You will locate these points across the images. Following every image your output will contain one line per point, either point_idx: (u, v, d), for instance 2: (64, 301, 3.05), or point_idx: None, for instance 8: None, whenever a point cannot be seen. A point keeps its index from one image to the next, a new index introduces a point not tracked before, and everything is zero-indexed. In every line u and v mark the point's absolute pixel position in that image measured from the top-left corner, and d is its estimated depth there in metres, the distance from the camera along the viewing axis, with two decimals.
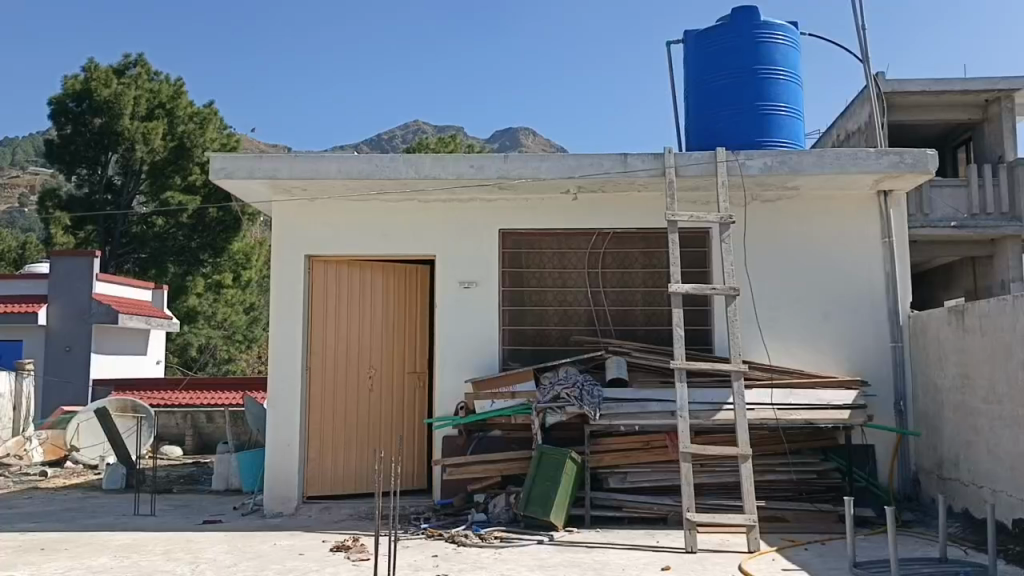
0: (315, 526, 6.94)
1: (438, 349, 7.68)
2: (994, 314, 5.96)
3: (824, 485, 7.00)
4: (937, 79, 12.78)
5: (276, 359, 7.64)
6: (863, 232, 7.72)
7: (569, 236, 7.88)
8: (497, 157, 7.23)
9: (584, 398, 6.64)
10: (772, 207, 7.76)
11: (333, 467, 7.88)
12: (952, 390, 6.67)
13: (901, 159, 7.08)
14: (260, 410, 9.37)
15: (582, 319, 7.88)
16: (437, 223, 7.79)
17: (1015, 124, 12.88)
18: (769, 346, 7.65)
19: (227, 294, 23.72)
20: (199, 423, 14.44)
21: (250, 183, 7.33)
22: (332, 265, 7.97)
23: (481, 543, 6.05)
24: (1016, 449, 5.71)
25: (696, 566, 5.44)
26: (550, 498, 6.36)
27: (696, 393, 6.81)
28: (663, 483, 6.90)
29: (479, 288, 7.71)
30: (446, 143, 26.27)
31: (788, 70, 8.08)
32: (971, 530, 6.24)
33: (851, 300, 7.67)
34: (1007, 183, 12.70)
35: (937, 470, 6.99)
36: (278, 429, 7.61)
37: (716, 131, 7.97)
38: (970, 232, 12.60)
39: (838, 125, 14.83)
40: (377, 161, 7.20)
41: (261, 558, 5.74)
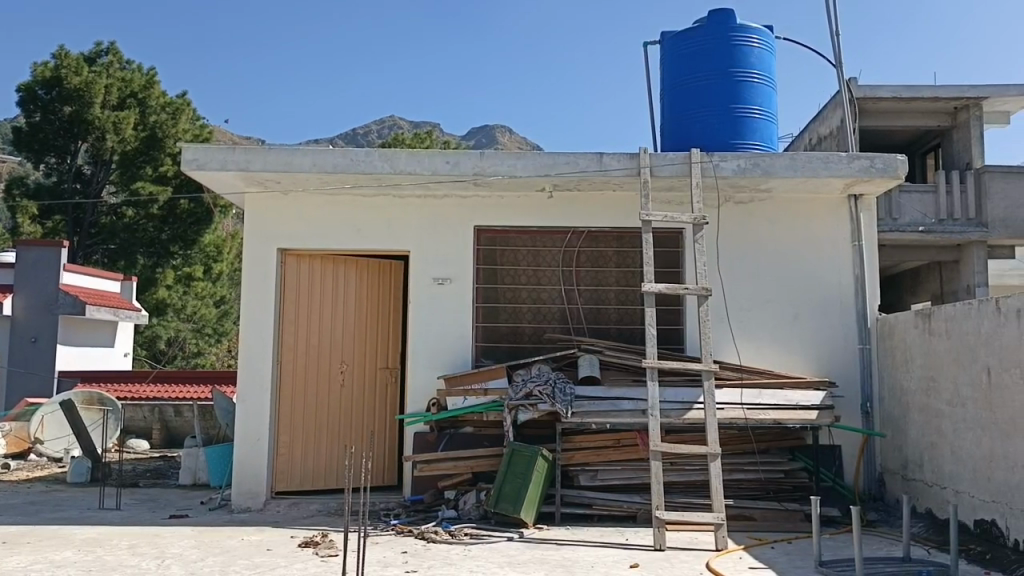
0: (284, 522, 6.90)
1: (410, 345, 7.66)
2: (960, 317, 6.06)
3: (792, 485, 7.08)
4: (907, 86, 12.98)
5: (247, 353, 7.58)
6: (834, 235, 7.82)
7: (545, 234, 7.87)
8: (473, 153, 7.21)
9: (556, 396, 6.68)
10: (745, 209, 7.83)
11: (303, 462, 7.82)
12: (917, 392, 6.78)
13: (872, 164, 7.17)
14: (229, 405, 9.27)
15: (556, 318, 7.89)
16: (412, 218, 7.76)
17: (982, 132, 13.10)
18: (740, 348, 7.71)
19: (197, 287, 23.29)
20: (167, 417, 14.38)
21: (222, 175, 7.25)
22: (305, 260, 7.90)
23: (451, 540, 6.05)
24: (979, 451, 5.81)
25: (665, 565, 5.47)
26: (521, 495, 6.38)
27: (668, 392, 6.85)
28: (633, 482, 6.95)
29: (453, 285, 7.70)
30: (423, 139, 26.14)
31: (762, 73, 8.16)
32: (934, 530, 6.34)
33: (821, 302, 7.77)
34: (974, 190, 12.92)
35: (902, 470, 7.10)
36: (248, 424, 7.54)
37: (692, 133, 8.02)
38: (937, 237, 12.79)
39: (810, 129, 15.02)
40: (353, 156, 7.17)
41: (228, 554, 5.69)
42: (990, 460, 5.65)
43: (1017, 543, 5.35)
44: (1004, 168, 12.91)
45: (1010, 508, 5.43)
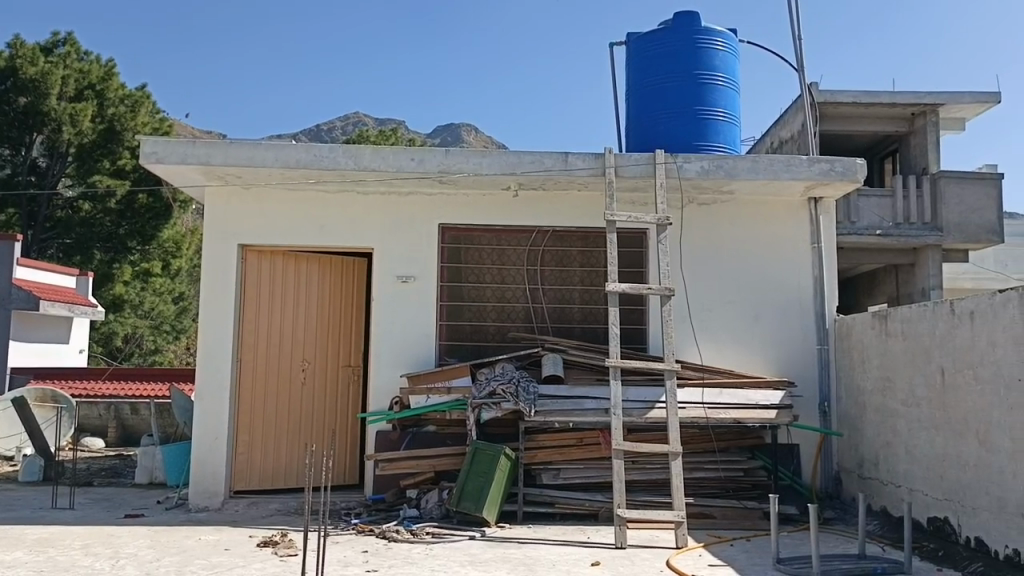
0: (242, 521, 6.81)
1: (373, 344, 7.60)
2: (915, 319, 6.19)
3: (750, 484, 7.17)
4: (867, 92, 13.20)
5: (206, 350, 7.46)
6: (794, 237, 7.93)
7: (509, 233, 7.86)
8: (438, 151, 7.17)
9: (519, 395, 6.67)
10: (708, 210, 7.91)
11: (262, 462, 7.73)
12: (874, 393, 6.90)
13: (832, 168, 7.28)
14: (187, 403, 9.08)
15: (520, 317, 7.89)
16: (376, 216, 7.70)
17: (938, 138, 13.38)
18: (702, 348, 7.78)
19: (155, 284, 22.88)
20: (123, 415, 14.08)
21: (182, 168, 7.13)
22: (266, 256, 7.81)
23: (413, 539, 6.01)
24: (932, 450, 5.94)
25: (625, 563, 5.49)
26: (483, 494, 6.36)
27: (631, 392, 6.89)
28: (595, 480, 6.97)
29: (416, 283, 7.66)
30: (387, 136, 25.98)
31: (726, 76, 8.24)
32: (889, 528, 6.46)
33: (781, 303, 7.87)
34: (930, 195, 13.19)
35: (858, 469, 7.22)
36: (205, 422, 7.43)
37: (656, 135, 8.07)
38: (894, 240, 13.03)
39: (772, 133, 15.21)
40: (315, 152, 7.08)
41: (184, 553, 5.60)
42: (943, 459, 5.78)
43: (967, 540, 5.47)
44: (959, 174, 13.20)
45: (962, 506, 5.55)
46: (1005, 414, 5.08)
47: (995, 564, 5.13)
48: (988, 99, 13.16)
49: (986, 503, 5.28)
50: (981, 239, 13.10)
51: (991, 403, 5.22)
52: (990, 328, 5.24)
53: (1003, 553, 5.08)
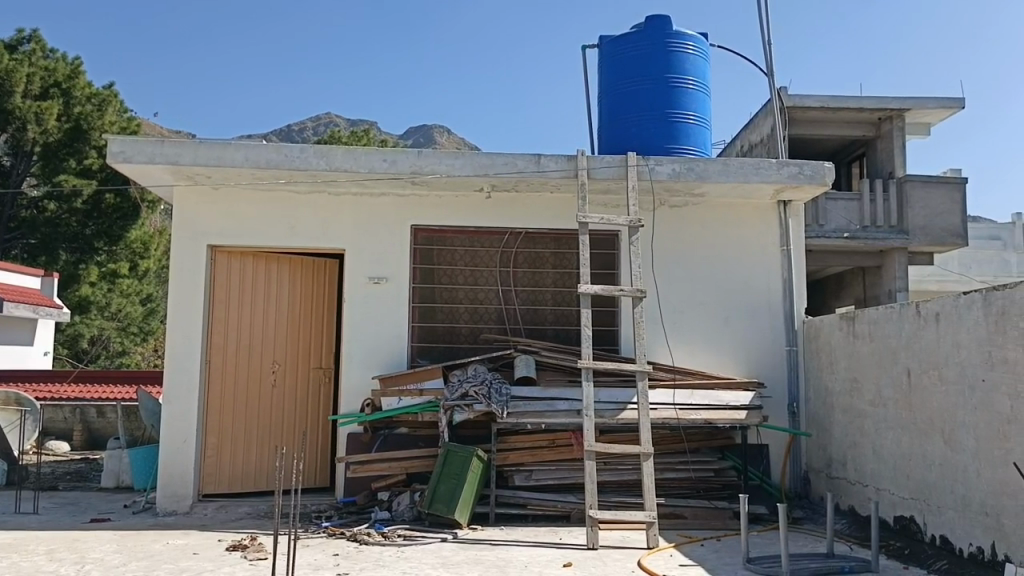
0: (211, 525, 6.73)
1: (345, 345, 7.56)
2: (882, 321, 6.28)
3: (720, 484, 7.23)
4: (835, 96, 13.38)
5: (173, 351, 7.37)
6: (764, 239, 8.01)
7: (482, 234, 7.86)
8: (411, 152, 7.15)
9: (492, 397, 6.67)
10: (679, 212, 7.97)
11: (231, 465, 7.64)
12: (841, 393, 6.99)
13: (800, 171, 7.37)
14: (155, 406, 8.91)
15: (493, 318, 7.89)
16: (348, 217, 7.66)
17: (904, 142, 13.61)
18: (673, 349, 7.84)
19: (122, 285, 22.09)
20: (89, 418, 13.93)
21: (150, 168, 7.04)
22: (236, 256, 7.75)
23: (384, 542, 5.98)
24: (899, 450, 6.03)
25: (597, 564, 5.51)
26: (456, 495, 6.35)
27: (603, 393, 6.92)
28: (567, 482, 6.99)
29: (388, 285, 7.63)
30: (359, 137, 25.83)
31: (697, 79, 8.30)
32: (856, 527, 6.54)
33: (751, 304, 7.95)
34: (896, 199, 13.41)
35: (826, 469, 7.31)
36: (173, 425, 7.34)
37: (628, 138, 8.12)
38: (861, 242, 13.22)
39: (742, 136, 15.37)
40: (286, 152, 7.04)
41: (151, 558, 5.52)
42: (909, 459, 5.87)
43: (933, 538, 5.55)
44: (924, 178, 13.42)
45: (928, 504, 5.63)
46: (970, 414, 5.17)
47: (959, 561, 5.21)
48: (953, 105, 13.39)
49: (951, 502, 5.37)
50: (946, 242, 13.30)
51: (957, 404, 5.30)
52: (955, 330, 5.33)
53: (968, 551, 5.16)
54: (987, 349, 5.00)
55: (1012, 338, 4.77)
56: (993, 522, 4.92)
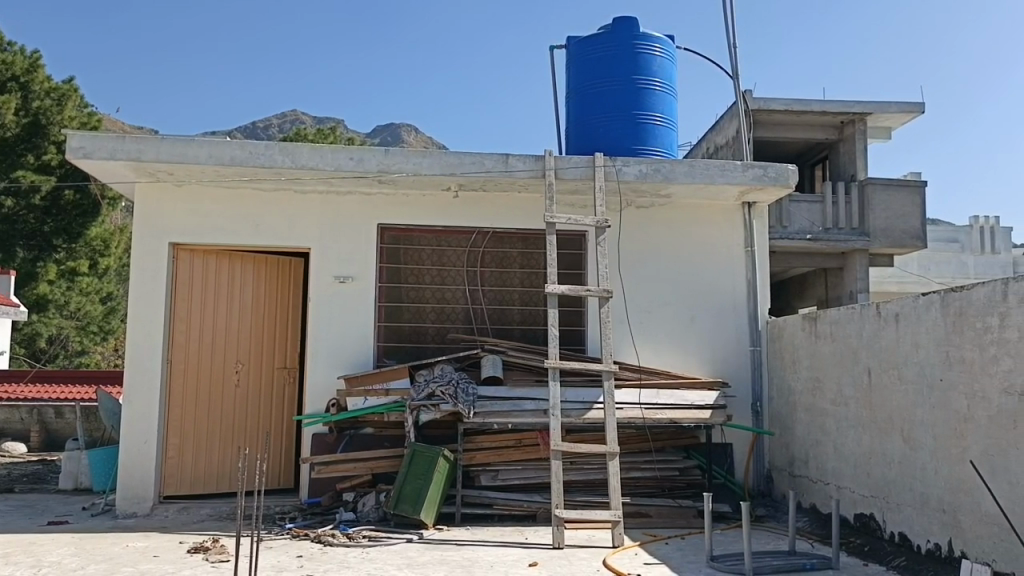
0: (172, 527, 6.64)
1: (310, 345, 7.49)
2: (843, 321, 6.37)
3: (685, 482, 7.29)
4: (799, 100, 13.55)
5: (134, 351, 7.25)
6: (728, 240, 8.09)
7: (449, 234, 7.83)
8: (379, 150, 7.09)
9: (458, 397, 6.64)
10: (645, 213, 8.02)
11: (193, 465, 7.53)
12: (804, 393, 7.08)
13: (765, 173, 7.46)
14: (116, 406, 8.76)
15: (460, 318, 7.87)
16: (313, 215, 7.60)
17: (865, 146, 13.84)
18: (639, 349, 7.88)
19: (81, 283, 20.76)
20: (47, 419, 13.73)
21: (111, 164, 6.91)
22: (199, 255, 7.64)
23: (349, 543, 5.94)
24: (859, 448, 6.12)
25: (563, 563, 5.53)
26: (422, 495, 6.33)
27: (569, 392, 6.94)
28: (533, 481, 7.01)
29: (355, 284, 7.58)
30: (325, 135, 25.59)
31: (664, 81, 8.36)
32: (818, 525, 6.64)
33: (716, 305, 8.03)
34: (858, 202, 13.63)
35: (788, 467, 7.40)
36: (133, 426, 7.21)
37: (595, 138, 8.16)
38: (824, 244, 13.41)
39: (707, 138, 15.52)
40: (251, 148, 6.96)
41: (111, 561, 5.43)
42: (869, 457, 5.97)
43: (892, 535, 5.64)
44: (885, 181, 13.64)
45: (887, 502, 5.73)
46: (928, 412, 5.27)
47: (917, 557, 5.31)
48: (913, 110, 13.65)
49: (909, 499, 5.47)
50: (906, 244, 13.54)
51: (915, 402, 5.40)
52: (914, 330, 5.43)
53: (926, 547, 5.26)
54: (945, 349, 5.10)
55: (970, 338, 4.87)
56: (950, 519, 5.02)
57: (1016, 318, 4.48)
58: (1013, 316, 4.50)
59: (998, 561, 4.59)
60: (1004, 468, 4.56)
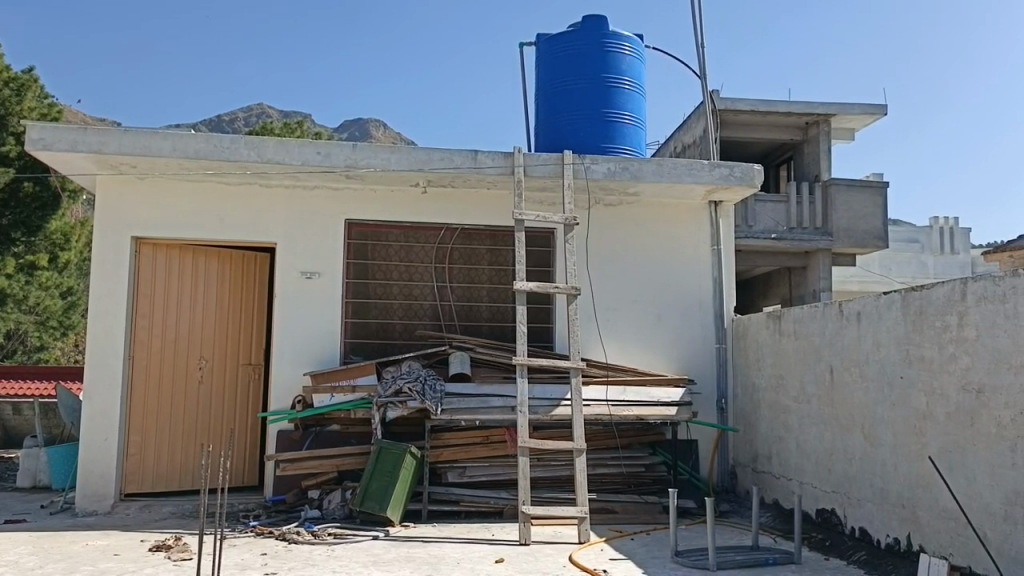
0: (133, 525, 6.54)
1: (276, 341, 7.41)
2: (806, 319, 6.47)
3: (650, 478, 7.36)
4: (765, 101, 13.69)
5: (94, 348, 7.15)
6: (695, 239, 8.16)
7: (417, 230, 7.80)
8: (346, 145, 7.05)
9: (425, 394, 6.62)
10: (613, 211, 8.06)
11: (155, 463, 7.43)
12: (767, 390, 7.18)
13: (731, 172, 7.54)
14: (74, 402, 8.59)
15: (427, 314, 7.83)
16: (280, 210, 7.52)
17: (829, 147, 14.02)
18: (607, 347, 7.92)
19: (40, 278, 20.09)
20: (3, 416, 13.30)
21: (72, 156, 6.78)
22: (161, 250, 7.53)
23: (314, 540, 5.90)
24: (821, 444, 6.21)
25: (529, 559, 5.54)
26: (387, 494, 6.30)
27: (537, 390, 6.96)
28: (500, 478, 7.02)
29: (322, 280, 7.52)
30: (292, 130, 25.25)
31: (633, 80, 8.40)
32: (780, 520, 6.73)
33: (682, 303, 8.09)
34: (821, 202, 13.81)
35: (752, 463, 7.50)
36: (93, 424, 7.11)
37: (564, 136, 8.18)
38: (788, 243, 13.59)
39: (675, 137, 15.63)
40: (216, 142, 6.86)
41: (69, 560, 5.33)
42: (831, 452, 6.06)
43: (852, 530, 5.74)
44: (848, 182, 13.84)
45: (848, 497, 5.83)
46: (888, 409, 5.37)
47: (877, 552, 5.40)
48: (876, 111, 13.86)
49: (870, 495, 5.56)
50: (867, 245, 13.77)
51: (876, 399, 5.50)
52: (875, 329, 5.53)
53: (885, 542, 5.35)
54: (905, 348, 5.20)
55: (929, 337, 4.96)
56: (909, 514, 5.12)
57: (973, 317, 4.58)
58: (971, 316, 4.59)
59: (955, 555, 4.69)
60: (962, 464, 4.66)
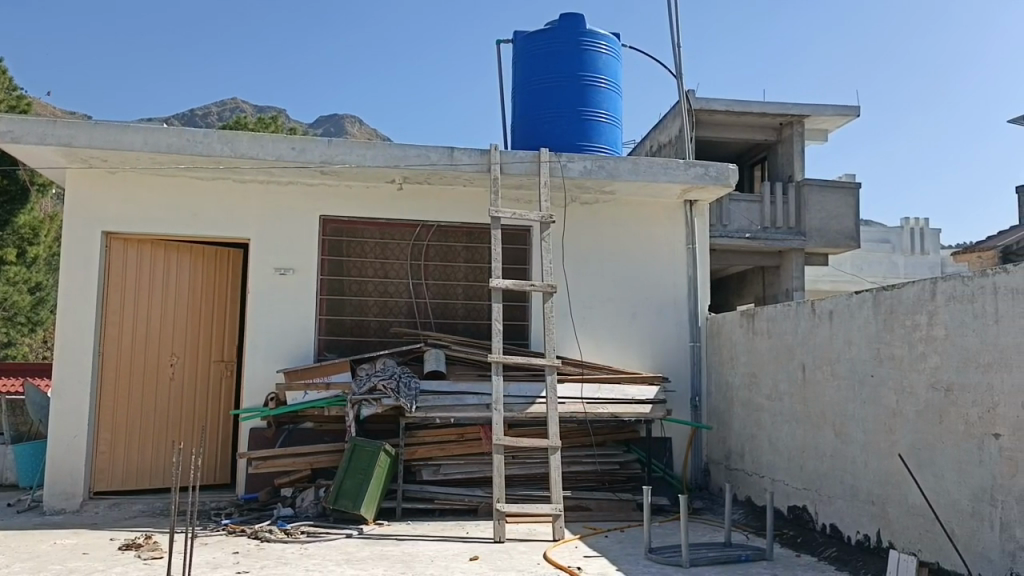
0: (103, 524, 6.45)
1: (249, 337, 7.35)
2: (779, 318, 6.53)
3: (625, 476, 7.38)
4: (740, 101, 13.78)
5: (63, 344, 7.05)
6: (670, 238, 8.20)
7: (393, 226, 7.77)
8: (321, 141, 7.02)
9: (400, 391, 6.59)
10: (589, 209, 8.08)
11: (126, 461, 7.34)
12: (740, 388, 7.24)
13: (706, 172, 7.58)
14: (43, 400, 8.48)
15: (403, 312, 7.80)
16: (254, 205, 7.45)
17: (803, 148, 14.14)
18: (582, 344, 7.94)
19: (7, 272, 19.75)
20: None
21: (41, 149, 6.67)
22: (132, 245, 7.44)
23: (286, 538, 5.85)
24: (793, 442, 6.27)
25: (503, 557, 5.54)
26: (361, 492, 6.27)
27: (512, 387, 6.96)
28: (475, 476, 7.01)
29: (296, 276, 7.47)
30: (265, 125, 25.03)
31: (609, 79, 8.43)
32: (753, 517, 6.79)
33: (658, 301, 8.13)
34: (794, 202, 13.93)
35: (725, 461, 7.56)
36: (62, 421, 7.01)
37: (540, 134, 8.19)
38: (761, 243, 13.70)
39: (651, 137, 15.70)
40: (189, 136, 6.77)
41: (37, 559, 5.24)
42: (803, 450, 6.12)
43: (823, 527, 5.80)
44: (821, 182, 13.97)
45: (819, 494, 5.89)
46: (859, 407, 5.43)
47: (847, 548, 5.46)
48: (849, 113, 14.00)
49: (841, 492, 5.62)
50: (839, 244, 13.92)
51: (847, 398, 5.56)
52: (847, 328, 5.59)
53: (856, 539, 5.41)
54: (876, 346, 5.26)
55: (899, 336, 5.03)
56: (879, 511, 5.18)
57: (943, 316, 4.64)
58: (941, 315, 4.66)
59: (923, 551, 4.76)
60: (930, 461, 4.72)
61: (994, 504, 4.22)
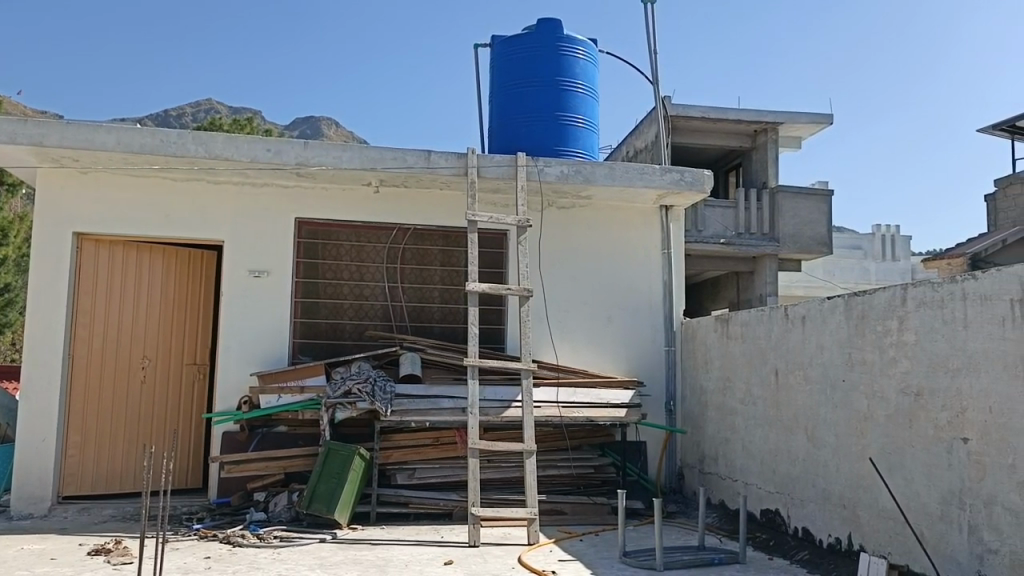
0: (72, 529, 6.36)
1: (222, 340, 7.28)
2: (753, 323, 6.58)
3: (600, 480, 7.41)
4: (715, 107, 13.89)
5: (31, 346, 6.95)
6: (645, 242, 8.25)
7: (369, 229, 7.74)
8: (296, 142, 6.98)
9: (375, 395, 6.56)
10: (566, 214, 8.11)
11: (95, 464, 7.24)
12: (714, 392, 7.29)
13: (682, 177, 7.63)
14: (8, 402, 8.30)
15: (378, 315, 7.77)
16: (228, 207, 7.39)
17: (777, 154, 14.27)
18: (557, 348, 7.96)
19: None
20: None
21: (10, 148, 6.57)
22: (104, 246, 7.35)
23: (259, 543, 5.80)
24: (766, 446, 6.33)
25: (478, 561, 5.53)
26: (335, 496, 6.23)
27: (488, 391, 6.96)
28: (450, 479, 6.99)
29: (270, 279, 7.41)
30: (240, 125, 24.86)
31: (586, 84, 8.46)
32: (726, 520, 6.84)
33: (633, 305, 8.17)
34: (768, 208, 14.07)
35: (699, 464, 7.61)
36: (30, 424, 6.91)
37: (517, 138, 8.20)
38: (736, 248, 13.81)
39: (627, 141, 15.79)
40: (162, 136, 6.70)
41: (3, 565, 5.16)
42: (775, 454, 6.17)
43: (795, 530, 5.85)
44: (795, 189, 14.12)
45: (791, 498, 5.94)
46: (831, 411, 5.49)
47: (819, 551, 5.51)
48: (822, 121, 14.17)
49: (813, 495, 5.67)
50: (812, 250, 14.08)
51: (819, 402, 5.62)
52: (819, 332, 5.65)
53: (827, 541, 5.46)
54: (847, 351, 5.32)
55: (870, 340, 5.09)
56: (850, 514, 5.24)
57: (913, 321, 4.70)
58: (911, 320, 4.72)
59: (893, 554, 4.82)
60: (900, 465, 4.78)
61: (963, 507, 4.28)
